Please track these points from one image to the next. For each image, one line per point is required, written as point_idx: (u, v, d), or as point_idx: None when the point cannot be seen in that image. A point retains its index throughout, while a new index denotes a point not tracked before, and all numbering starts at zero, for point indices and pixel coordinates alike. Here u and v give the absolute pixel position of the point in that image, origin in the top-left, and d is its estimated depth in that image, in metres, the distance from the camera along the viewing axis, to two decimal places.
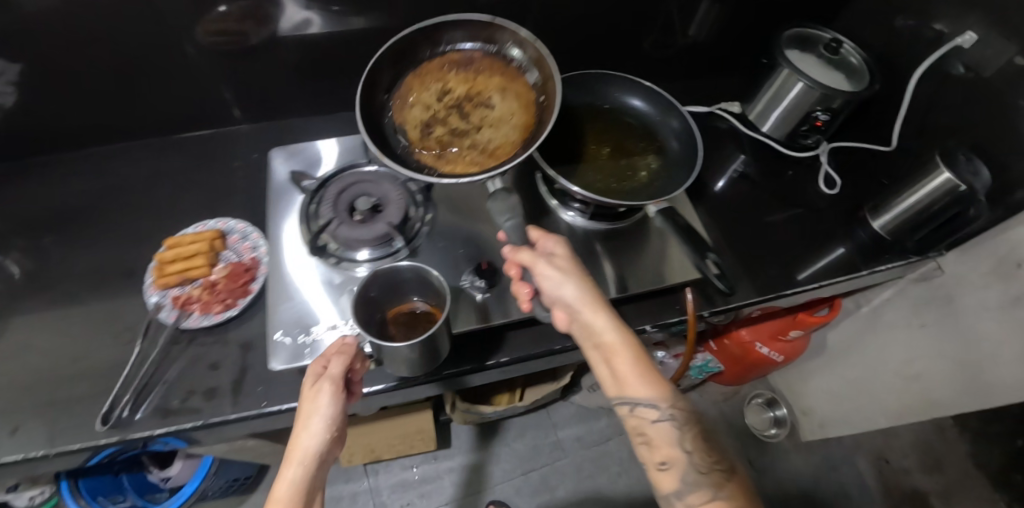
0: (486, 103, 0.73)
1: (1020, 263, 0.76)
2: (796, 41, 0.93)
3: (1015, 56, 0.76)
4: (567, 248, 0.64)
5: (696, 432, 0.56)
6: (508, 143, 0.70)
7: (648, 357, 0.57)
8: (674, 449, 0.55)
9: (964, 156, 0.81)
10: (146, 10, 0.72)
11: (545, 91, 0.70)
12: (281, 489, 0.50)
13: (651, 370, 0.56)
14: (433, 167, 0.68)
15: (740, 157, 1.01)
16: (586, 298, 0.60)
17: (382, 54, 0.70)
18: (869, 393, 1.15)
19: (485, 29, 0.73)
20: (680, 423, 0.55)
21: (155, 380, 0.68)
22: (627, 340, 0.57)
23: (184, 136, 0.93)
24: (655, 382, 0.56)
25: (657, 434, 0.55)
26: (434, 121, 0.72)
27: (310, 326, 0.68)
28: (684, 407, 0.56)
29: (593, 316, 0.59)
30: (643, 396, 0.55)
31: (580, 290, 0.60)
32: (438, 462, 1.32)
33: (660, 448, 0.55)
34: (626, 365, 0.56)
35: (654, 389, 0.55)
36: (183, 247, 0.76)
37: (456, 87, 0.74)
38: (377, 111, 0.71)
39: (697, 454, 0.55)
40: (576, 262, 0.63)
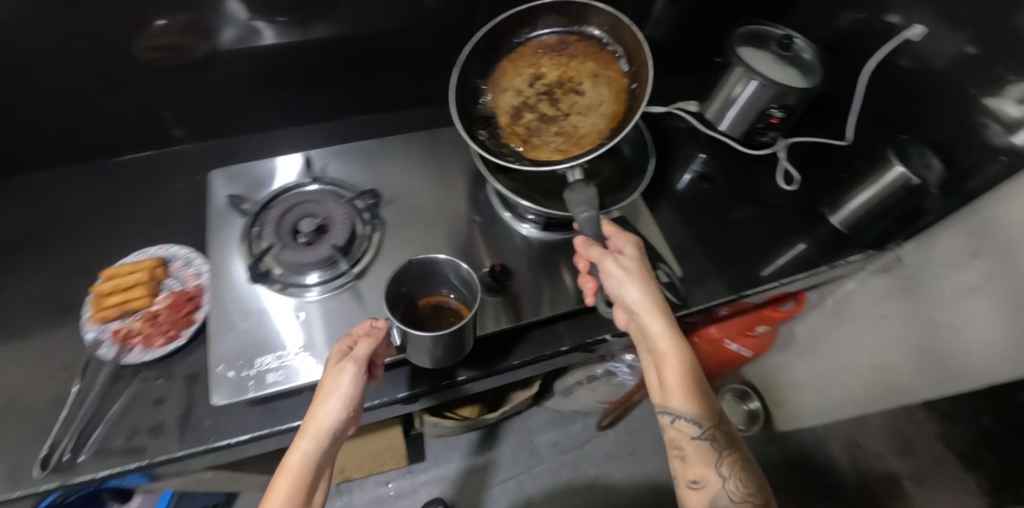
0: (576, 89, 0.77)
1: (974, 252, 0.82)
2: (750, 38, 0.95)
3: (965, 45, 0.80)
4: (637, 249, 0.62)
5: (732, 457, 0.58)
6: (594, 131, 0.73)
7: (703, 377, 0.58)
8: (708, 470, 0.57)
9: (916, 151, 0.89)
10: (94, 23, 0.70)
11: (636, 76, 0.72)
12: (294, 459, 0.51)
13: (701, 389, 0.58)
14: (520, 150, 0.73)
15: (699, 156, 1.04)
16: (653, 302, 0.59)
17: (478, 41, 0.75)
18: (838, 383, 1.19)
19: (586, 16, 0.76)
20: (719, 446, 0.57)
21: (95, 421, 0.65)
22: (686, 355, 0.57)
23: (123, 159, 0.88)
24: (700, 401, 0.57)
25: (694, 453, 0.57)
26: (525, 108, 0.76)
27: (256, 357, 0.64)
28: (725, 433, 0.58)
29: (655, 322, 0.58)
30: (688, 412, 0.57)
31: (645, 292, 0.58)
32: (413, 475, 1.25)
33: (694, 466, 0.58)
34: (679, 379, 0.57)
35: (699, 409, 0.57)
36: (122, 278, 0.71)
37: (550, 72, 0.78)
38: (471, 95, 0.76)
39: (733, 481, 0.57)
40: (643, 264, 0.61)
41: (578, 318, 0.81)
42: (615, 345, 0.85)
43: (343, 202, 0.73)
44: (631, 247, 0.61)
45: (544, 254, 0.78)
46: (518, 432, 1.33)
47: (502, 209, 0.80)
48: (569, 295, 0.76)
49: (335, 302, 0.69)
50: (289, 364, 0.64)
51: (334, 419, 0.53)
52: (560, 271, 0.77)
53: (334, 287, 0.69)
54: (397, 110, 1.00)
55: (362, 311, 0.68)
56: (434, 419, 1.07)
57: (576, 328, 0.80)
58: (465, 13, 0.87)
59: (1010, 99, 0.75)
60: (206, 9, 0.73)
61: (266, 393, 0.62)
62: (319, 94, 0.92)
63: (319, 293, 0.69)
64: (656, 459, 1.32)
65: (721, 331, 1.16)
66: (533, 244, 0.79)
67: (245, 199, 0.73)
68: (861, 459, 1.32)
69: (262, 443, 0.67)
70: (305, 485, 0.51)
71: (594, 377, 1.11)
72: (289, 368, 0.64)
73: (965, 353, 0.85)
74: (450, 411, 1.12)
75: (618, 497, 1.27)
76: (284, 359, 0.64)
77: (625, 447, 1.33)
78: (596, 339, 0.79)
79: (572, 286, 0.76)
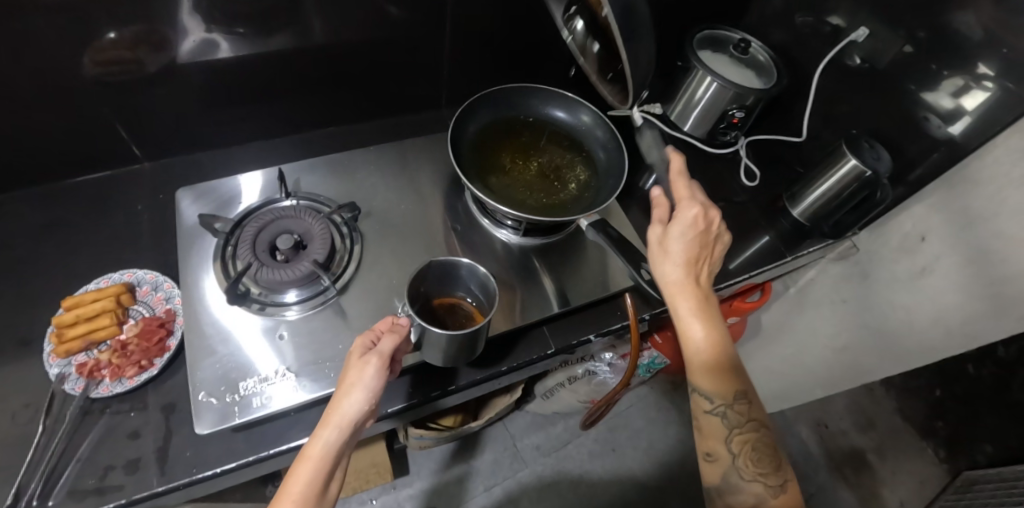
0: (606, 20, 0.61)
1: (922, 236, 0.89)
2: (708, 43, 1.01)
3: (903, 45, 0.85)
4: (695, 234, 0.60)
5: (750, 439, 0.58)
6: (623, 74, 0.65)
7: (730, 355, 0.58)
8: (721, 445, 0.58)
9: (867, 144, 0.91)
10: (37, 38, 0.66)
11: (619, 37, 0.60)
12: (315, 447, 0.50)
13: (725, 365, 0.58)
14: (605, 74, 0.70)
15: (665, 157, 1.06)
16: (687, 279, 0.59)
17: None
18: (804, 367, 1.25)
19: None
20: (733, 424, 0.58)
21: (64, 461, 0.61)
22: (709, 332, 0.58)
23: (74, 181, 0.83)
24: (721, 379, 0.57)
25: (708, 427, 0.58)
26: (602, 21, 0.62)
27: (239, 381, 0.62)
28: (742, 412, 0.58)
29: (682, 301, 0.59)
30: (704, 387, 0.58)
31: (683, 272, 0.59)
32: (397, 491, 1.23)
33: (707, 441, 0.59)
34: (702, 354, 0.58)
35: (717, 386, 0.57)
36: (85, 306, 0.67)
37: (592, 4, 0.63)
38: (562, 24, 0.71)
39: (744, 459, 0.58)
40: (695, 243, 0.60)
41: (563, 320, 0.82)
42: (593, 346, 0.86)
43: (320, 217, 0.72)
44: (685, 221, 0.60)
45: (523, 260, 0.79)
46: (501, 438, 1.33)
47: (480, 216, 0.81)
48: (550, 300, 0.77)
49: (315, 319, 0.67)
50: (276, 386, 0.62)
51: (356, 410, 0.52)
52: (540, 277, 0.78)
53: (314, 305, 0.68)
54: (365, 121, 0.99)
55: (345, 326, 0.67)
56: (418, 432, 1.06)
57: (559, 330, 0.81)
58: (431, 22, 0.86)
59: (945, 93, 0.81)
60: (164, 22, 0.70)
61: (252, 418, 0.60)
62: (284, 107, 0.90)
63: (298, 311, 0.67)
64: (636, 453, 1.36)
65: None
66: (514, 250, 0.80)
67: (216, 217, 0.69)
68: (828, 438, 1.40)
69: (250, 469, 0.66)
70: (322, 471, 0.50)
71: (575, 378, 1.13)
72: (274, 390, 0.62)
73: (919, 330, 0.93)
74: (432, 422, 1.12)
75: (603, 495, 1.29)
76: (268, 381, 0.62)
77: (607, 444, 1.36)
78: (581, 340, 0.80)
79: (553, 290, 0.77)
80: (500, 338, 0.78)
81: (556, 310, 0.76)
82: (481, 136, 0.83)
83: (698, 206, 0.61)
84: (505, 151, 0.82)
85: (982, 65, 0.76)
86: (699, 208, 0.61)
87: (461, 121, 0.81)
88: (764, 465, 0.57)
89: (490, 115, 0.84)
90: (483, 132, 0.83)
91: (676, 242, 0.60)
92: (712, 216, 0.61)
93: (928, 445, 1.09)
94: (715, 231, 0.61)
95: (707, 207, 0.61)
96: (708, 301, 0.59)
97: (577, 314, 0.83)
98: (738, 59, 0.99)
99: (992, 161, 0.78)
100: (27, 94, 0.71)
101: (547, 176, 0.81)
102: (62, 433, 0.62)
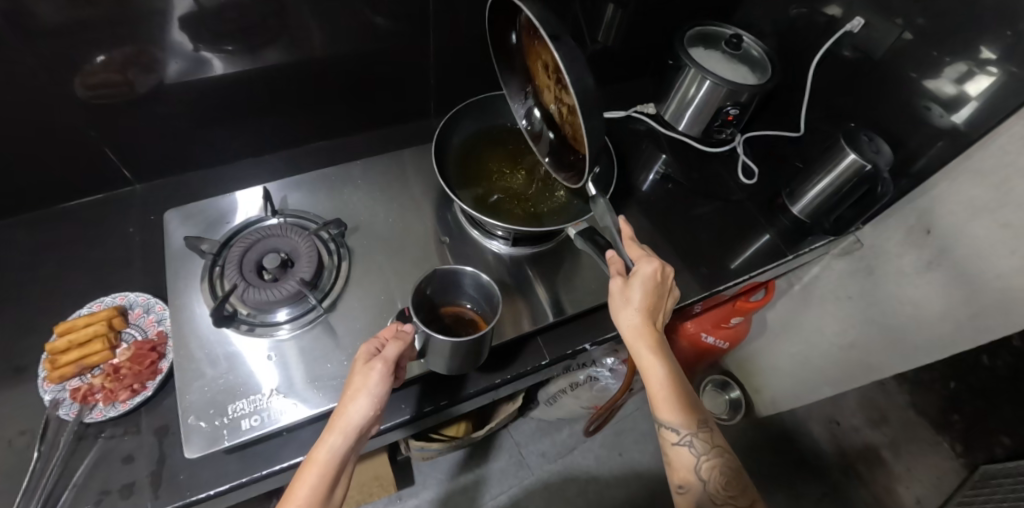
0: (560, 82, 0.66)
1: (928, 229, 0.87)
2: (700, 40, 0.99)
3: (902, 33, 0.83)
4: (658, 273, 0.60)
5: (721, 464, 0.57)
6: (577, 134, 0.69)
7: (690, 389, 0.58)
8: (691, 475, 0.57)
9: (865, 137, 0.89)
10: (28, 65, 0.67)
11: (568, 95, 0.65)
12: (321, 452, 0.50)
13: (687, 399, 0.57)
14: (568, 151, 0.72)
15: (661, 157, 1.04)
16: (644, 323, 0.59)
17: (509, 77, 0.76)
18: (811, 366, 1.22)
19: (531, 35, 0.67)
20: (701, 453, 0.57)
21: (60, 487, 0.61)
22: (669, 373, 0.57)
23: (68, 206, 0.84)
24: (685, 410, 0.57)
25: (676, 460, 0.57)
26: (551, 107, 0.72)
27: (227, 404, 0.62)
28: (708, 440, 0.57)
29: (641, 345, 0.58)
30: (669, 421, 0.57)
31: (640, 318, 0.59)
32: (403, 502, 1.22)
33: (678, 473, 0.57)
34: (663, 390, 0.57)
35: (682, 419, 0.57)
36: (77, 331, 0.68)
37: (546, 69, 0.68)
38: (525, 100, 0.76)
39: (715, 486, 0.56)
40: (654, 290, 0.60)
41: (560, 328, 0.81)
42: (595, 352, 0.86)
43: (306, 234, 0.71)
44: (648, 268, 0.60)
45: (516, 270, 0.78)
46: (507, 445, 1.32)
47: (470, 228, 0.80)
48: (544, 309, 0.76)
49: (307, 338, 0.67)
50: (266, 407, 0.62)
51: (362, 415, 0.52)
52: (534, 286, 0.77)
53: (304, 323, 0.67)
54: (353, 133, 0.99)
55: (336, 345, 0.67)
56: (419, 444, 1.06)
57: (556, 338, 0.80)
58: (416, 31, 0.86)
59: (948, 80, 0.78)
60: (151, 43, 0.70)
61: (242, 441, 0.60)
62: (271, 123, 0.90)
63: (289, 330, 0.67)
64: (644, 456, 1.35)
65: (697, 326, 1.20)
66: (505, 261, 0.79)
67: (201, 239, 0.69)
68: (841, 435, 1.36)
69: (243, 490, 0.65)
70: (327, 479, 0.50)
71: (577, 384, 1.12)
72: (265, 412, 0.62)
73: (929, 323, 0.90)
74: (436, 433, 1.11)
75: (611, 500, 1.28)
76: (259, 403, 0.62)
77: (613, 448, 1.35)
78: (576, 349, 0.79)
79: (547, 299, 0.76)
80: (506, 345, 0.78)
81: (551, 320, 0.75)
82: (468, 146, 0.82)
83: (654, 261, 0.61)
84: (492, 161, 0.81)
85: (984, 50, 0.73)
86: (657, 263, 0.60)
87: (446, 131, 0.80)
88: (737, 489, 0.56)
89: (477, 124, 0.83)
90: (470, 142, 0.82)
91: (635, 291, 0.59)
92: (667, 268, 0.61)
93: (943, 439, 1.05)
94: (669, 282, 0.62)
95: (664, 262, 0.61)
96: (664, 343, 0.59)
97: (575, 321, 0.82)
98: (730, 56, 0.97)
99: (996, 150, 0.75)
100: (19, 120, 0.71)
101: (535, 185, 0.80)
102: (58, 458, 0.62)
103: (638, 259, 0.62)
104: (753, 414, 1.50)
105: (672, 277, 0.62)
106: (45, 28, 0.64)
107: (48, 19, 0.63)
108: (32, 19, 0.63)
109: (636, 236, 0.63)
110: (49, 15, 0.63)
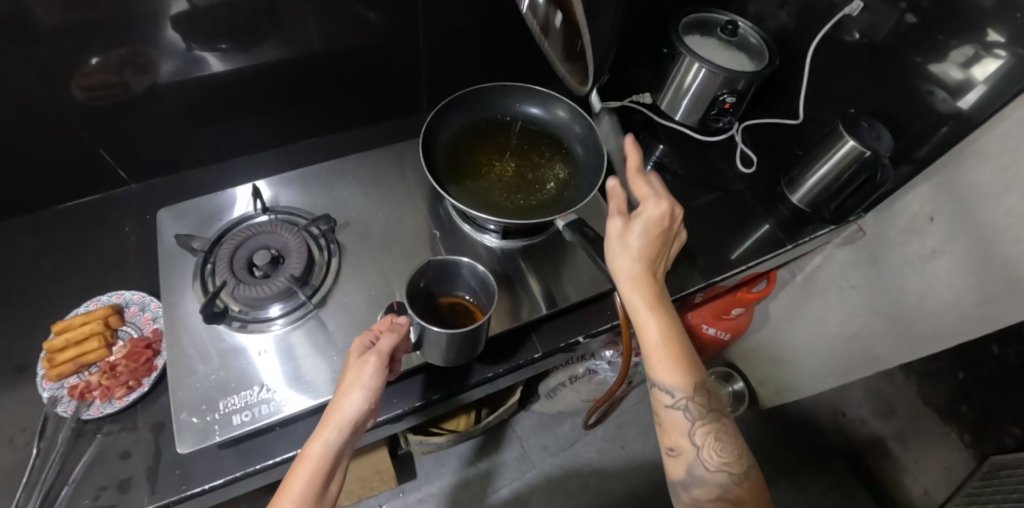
0: None
1: (931, 216, 0.85)
2: (695, 27, 0.98)
3: (904, 14, 0.81)
4: (668, 213, 0.59)
5: (714, 428, 0.56)
6: None
7: (689, 349, 0.57)
8: (684, 439, 0.56)
9: (866, 124, 0.88)
10: (23, 69, 0.67)
11: None
12: (315, 447, 0.50)
13: (686, 359, 0.56)
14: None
15: (658, 147, 1.03)
16: (643, 272, 0.58)
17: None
18: (814, 356, 1.20)
19: None
20: (695, 417, 0.56)
21: (60, 483, 0.62)
22: (666, 330, 0.56)
23: (66, 207, 0.85)
24: (682, 370, 0.56)
25: (669, 422, 0.56)
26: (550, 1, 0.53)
27: (220, 400, 0.62)
28: (703, 403, 0.56)
29: (639, 297, 0.57)
30: (664, 381, 0.56)
31: (638, 269, 0.58)
32: (405, 495, 1.23)
33: (670, 436, 0.57)
34: (658, 348, 0.56)
35: (677, 379, 0.56)
36: (74, 330, 0.69)
37: None
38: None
39: (708, 450, 0.56)
40: (653, 241, 0.59)
41: (555, 321, 0.80)
42: (592, 344, 0.85)
43: (296, 230, 0.71)
44: (653, 211, 0.59)
45: (508, 263, 0.78)
46: (508, 438, 1.32)
47: (462, 222, 0.80)
48: (537, 301, 0.75)
49: (299, 333, 0.67)
50: (257, 402, 0.63)
51: (356, 409, 0.52)
52: (527, 279, 0.77)
53: (296, 318, 0.68)
54: (347, 129, 0.99)
55: (327, 340, 0.67)
56: (418, 438, 1.06)
57: (550, 331, 0.79)
58: (406, 25, 0.85)
59: (954, 64, 0.76)
60: (145, 44, 0.71)
61: (234, 435, 0.61)
62: (264, 121, 0.90)
63: (282, 325, 0.67)
64: (646, 449, 1.34)
65: (698, 317, 1.19)
66: (497, 254, 0.79)
67: (192, 237, 0.70)
68: (847, 426, 1.35)
69: (237, 485, 0.66)
70: (321, 472, 0.49)
71: (576, 377, 1.13)
72: (257, 407, 0.62)
73: (933, 312, 0.88)
74: (435, 427, 1.11)
75: (613, 493, 1.28)
76: (250, 398, 0.63)
77: (615, 441, 1.35)
78: (570, 341, 0.78)
79: (539, 292, 0.76)
80: (503, 337, 0.78)
81: (544, 311, 0.74)
82: (458, 139, 0.82)
83: (663, 203, 0.59)
84: (482, 153, 0.81)
85: (992, 32, 0.71)
86: (664, 207, 0.59)
87: (434, 126, 0.80)
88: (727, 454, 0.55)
89: (466, 117, 0.83)
90: (459, 135, 0.82)
91: (636, 238, 0.58)
92: (675, 211, 0.60)
93: (951, 430, 1.02)
94: (675, 228, 0.61)
95: (673, 204, 0.59)
96: (662, 297, 0.58)
97: (569, 313, 0.81)
98: (726, 42, 0.95)
99: (1002, 134, 0.73)
100: (16, 122, 0.72)
101: (526, 177, 0.79)
102: (57, 455, 0.63)
103: (644, 201, 0.60)
104: (758, 406, 1.48)
105: (678, 224, 0.61)
106: (41, 32, 0.65)
107: (43, 22, 0.64)
108: (25, 22, 0.63)
109: (641, 175, 0.62)
110: (44, 18, 0.64)
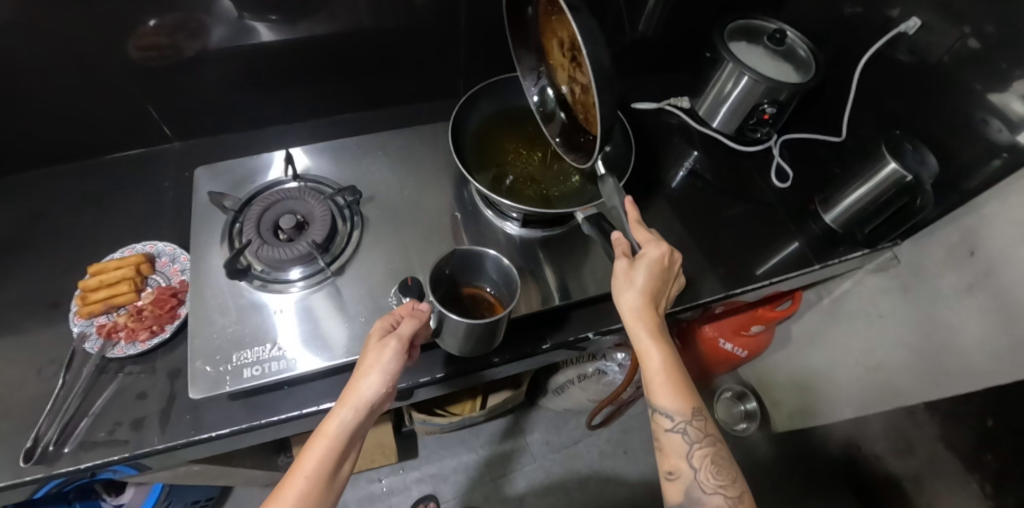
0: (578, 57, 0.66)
1: (971, 250, 0.81)
2: (742, 34, 0.96)
3: (966, 37, 0.76)
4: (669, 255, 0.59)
5: (711, 452, 0.56)
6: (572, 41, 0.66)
7: (689, 378, 0.57)
8: (682, 462, 0.56)
9: (911, 146, 0.84)
10: (86, 23, 0.71)
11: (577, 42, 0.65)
12: (332, 425, 0.51)
13: (685, 387, 0.56)
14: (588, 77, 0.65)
15: (692, 153, 1.01)
16: (645, 307, 0.58)
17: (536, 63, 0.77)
18: (834, 382, 1.17)
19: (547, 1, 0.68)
20: (694, 441, 0.56)
21: (81, 414, 0.66)
22: (666, 361, 0.56)
23: (113, 157, 0.89)
24: (682, 395, 0.55)
25: (668, 445, 0.56)
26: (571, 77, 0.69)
27: (233, 352, 0.65)
28: (701, 428, 0.56)
29: (641, 329, 0.57)
30: (664, 405, 0.56)
31: (640, 303, 0.58)
32: (405, 473, 1.25)
33: (669, 459, 0.57)
34: (657, 376, 0.56)
35: (676, 404, 0.55)
36: (108, 273, 0.73)
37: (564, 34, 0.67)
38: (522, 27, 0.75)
39: (706, 474, 0.55)
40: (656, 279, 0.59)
41: (567, 314, 0.80)
42: (603, 343, 0.84)
43: (322, 198, 0.73)
44: (656, 253, 0.59)
45: (526, 252, 0.78)
46: (511, 429, 1.33)
47: (485, 207, 0.80)
48: (551, 291, 0.75)
49: (317, 297, 0.69)
50: (268, 359, 0.65)
51: (372, 392, 0.53)
52: (543, 269, 0.77)
53: (314, 282, 0.70)
54: (384, 107, 1.01)
55: (341, 307, 0.69)
56: (422, 417, 1.08)
57: (562, 324, 0.79)
58: (450, 8, 0.86)
59: (1016, 95, 0.71)
60: (199, 8, 0.74)
61: (244, 388, 0.63)
62: (305, 92, 0.92)
63: (301, 288, 0.69)
64: (649, 457, 1.33)
65: (716, 330, 1.17)
66: (516, 242, 0.79)
67: (224, 196, 0.73)
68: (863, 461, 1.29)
69: (246, 437, 0.68)
70: (333, 453, 0.51)
71: (585, 376, 1.13)
72: (268, 363, 0.64)
73: (965, 353, 0.84)
74: (440, 408, 1.12)
75: (610, 497, 1.27)
76: (262, 354, 0.65)
77: (619, 446, 1.34)
78: (579, 337, 0.78)
79: (555, 283, 0.76)
80: (516, 324, 0.78)
81: (557, 302, 0.74)
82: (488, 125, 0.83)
83: (662, 245, 0.60)
84: (511, 141, 0.82)
85: None
86: (664, 248, 0.59)
87: (463, 112, 0.80)
88: (723, 477, 0.55)
89: (498, 104, 0.84)
90: (490, 120, 0.83)
91: (640, 275, 0.58)
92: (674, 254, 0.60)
93: None
94: (676, 267, 0.61)
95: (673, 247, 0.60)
96: (663, 329, 0.58)
97: (582, 308, 0.80)
98: (772, 51, 0.93)
99: None
100: (75, 73, 0.76)
101: (552, 167, 0.79)
102: (79, 389, 0.66)
103: (645, 243, 0.61)
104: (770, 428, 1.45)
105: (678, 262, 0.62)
106: None
107: None
108: None
109: (642, 224, 0.63)
110: None
